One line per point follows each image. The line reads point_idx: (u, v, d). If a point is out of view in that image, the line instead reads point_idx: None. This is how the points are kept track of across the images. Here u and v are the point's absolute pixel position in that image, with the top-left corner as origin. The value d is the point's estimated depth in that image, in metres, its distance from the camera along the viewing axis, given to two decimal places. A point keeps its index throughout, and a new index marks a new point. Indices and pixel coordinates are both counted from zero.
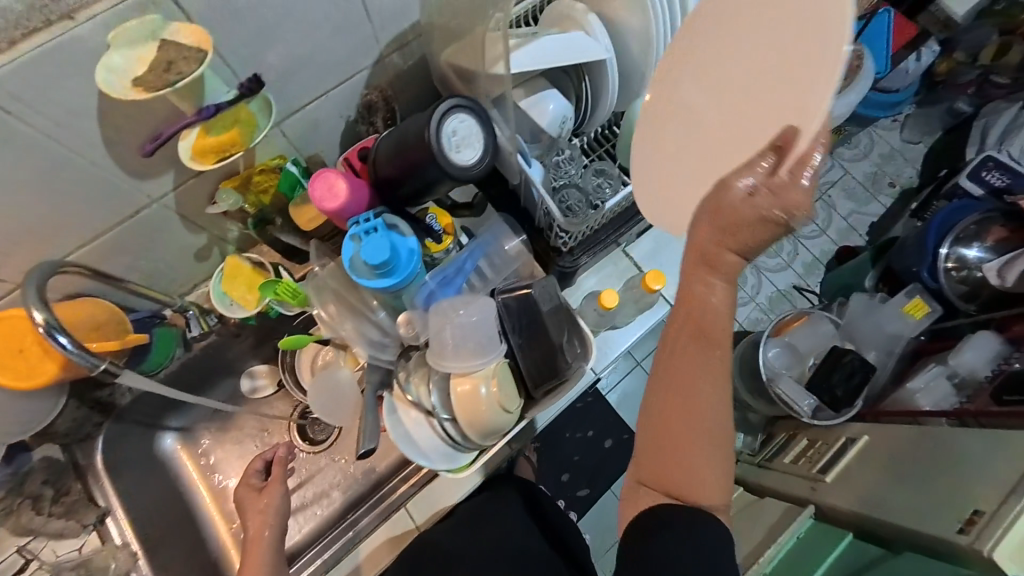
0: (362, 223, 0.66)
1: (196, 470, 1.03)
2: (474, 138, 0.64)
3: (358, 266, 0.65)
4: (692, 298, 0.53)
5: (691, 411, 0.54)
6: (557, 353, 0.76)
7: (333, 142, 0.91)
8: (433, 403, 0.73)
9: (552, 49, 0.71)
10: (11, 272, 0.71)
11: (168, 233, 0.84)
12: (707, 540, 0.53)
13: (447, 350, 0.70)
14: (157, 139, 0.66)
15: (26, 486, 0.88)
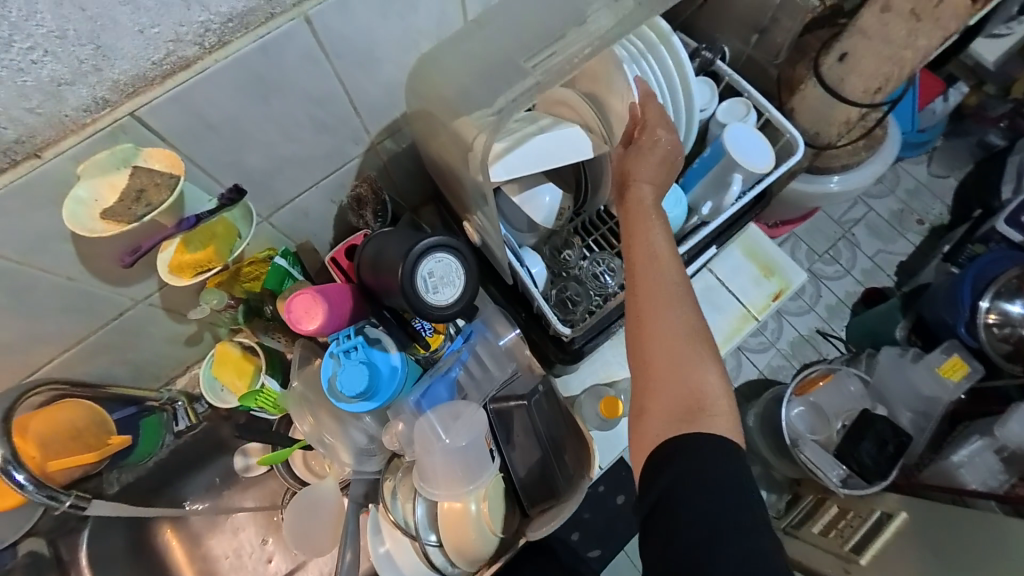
0: (342, 343, 0.65)
1: (184, 557, 0.97)
2: (454, 273, 0.60)
3: (336, 389, 0.65)
4: (644, 237, 0.62)
5: (667, 330, 0.57)
6: (555, 471, 0.71)
7: (326, 225, 0.88)
8: (418, 526, 0.68)
9: (544, 148, 0.67)
10: None
11: (155, 327, 0.81)
12: (718, 448, 0.50)
13: (432, 477, 0.65)
14: (136, 252, 0.64)
15: None
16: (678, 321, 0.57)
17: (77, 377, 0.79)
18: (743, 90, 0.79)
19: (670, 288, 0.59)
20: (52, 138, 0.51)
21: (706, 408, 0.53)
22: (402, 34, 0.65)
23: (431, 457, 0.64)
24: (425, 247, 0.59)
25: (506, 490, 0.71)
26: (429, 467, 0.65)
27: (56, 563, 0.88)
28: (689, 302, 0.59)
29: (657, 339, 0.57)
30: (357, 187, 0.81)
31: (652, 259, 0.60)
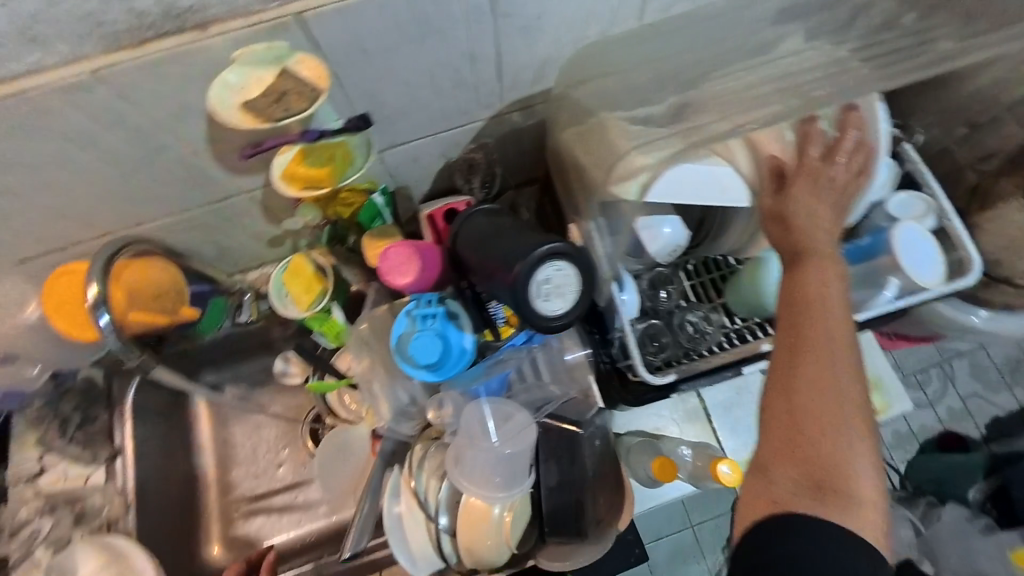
0: (423, 307, 0.62)
1: (208, 429, 1.03)
2: (570, 286, 0.55)
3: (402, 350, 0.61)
4: (812, 286, 0.57)
5: (820, 396, 0.52)
6: (585, 507, 0.64)
7: (426, 179, 0.86)
8: (434, 508, 0.63)
9: (704, 179, 0.62)
10: (100, 220, 0.73)
11: (245, 220, 0.83)
12: (845, 543, 0.47)
13: (463, 464, 0.61)
14: (258, 148, 0.66)
15: (59, 404, 0.89)
16: (833, 386, 0.52)
17: (171, 241, 0.83)
18: (927, 188, 0.71)
19: (830, 349, 0.53)
20: (219, 15, 0.50)
21: (843, 491, 0.49)
22: (578, 14, 0.61)
23: (473, 450, 0.61)
24: (553, 250, 0.53)
25: (532, 503, 0.65)
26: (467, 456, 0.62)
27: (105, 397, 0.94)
28: (848, 368, 0.53)
29: (808, 408, 0.52)
30: (475, 152, 0.80)
31: (817, 310, 0.55)
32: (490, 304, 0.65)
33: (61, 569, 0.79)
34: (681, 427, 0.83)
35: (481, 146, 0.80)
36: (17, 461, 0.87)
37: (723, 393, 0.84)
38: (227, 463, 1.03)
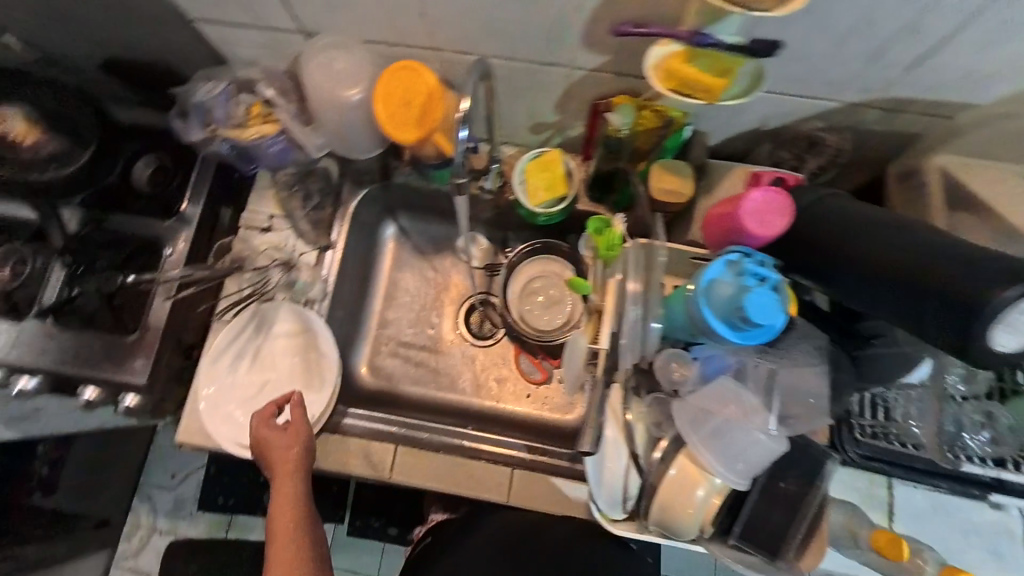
0: (758, 265, 0.54)
1: (389, 262, 1.11)
2: None
3: (710, 293, 0.56)
4: None
5: None
6: (788, 531, 0.60)
7: (724, 132, 0.82)
8: (639, 453, 0.64)
9: None
10: (439, 33, 0.72)
11: (543, 95, 0.82)
12: None
13: (697, 421, 0.60)
14: (638, 25, 0.61)
15: (305, 182, 0.97)
16: None
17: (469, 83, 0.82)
18: None
19: None
20: None
21: None
22: None
23: (711, 419, 0.60)
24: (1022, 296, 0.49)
25: (733, 499, 0.62)
26: (702, 418, 0.61)
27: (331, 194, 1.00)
28: None
29: None
30: (830, 135, 0.76)
31: None
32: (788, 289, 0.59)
33: (264, 316, 0.90)
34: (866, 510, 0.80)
35: (815, 129, 0.77)
36: (256, 211, 0.97)
37: (917, 502, 0.80)
38: (392, 298, 1.10)
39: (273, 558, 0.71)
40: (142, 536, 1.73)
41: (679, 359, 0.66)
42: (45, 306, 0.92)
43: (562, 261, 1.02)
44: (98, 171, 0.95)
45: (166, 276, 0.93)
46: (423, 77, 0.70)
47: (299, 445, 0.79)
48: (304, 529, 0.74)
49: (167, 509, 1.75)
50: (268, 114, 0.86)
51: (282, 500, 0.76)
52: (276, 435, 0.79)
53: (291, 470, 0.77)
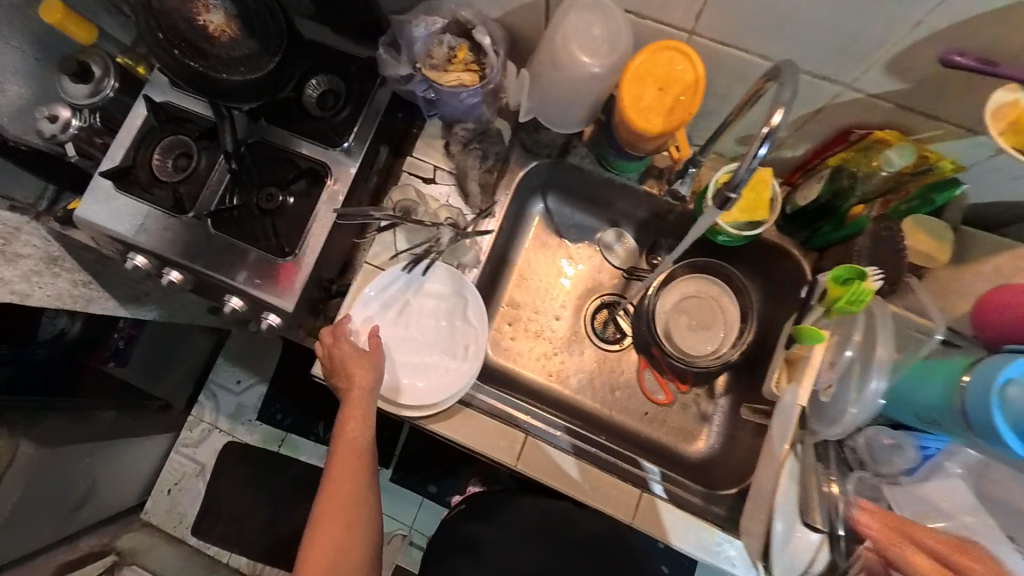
0: None
1: (532, 238, 1.07)
2: None
3: (1005, 397, 0.50)
4: None
5: None
6: None
7: (987, 195, 0.71)
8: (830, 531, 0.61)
9: None
10: (715, 19, 0.63)
11: (785, 108, 0.74)
12: None
13: (908, 505, 0.60)
14: (982, 64, 0.55)
15: (481, 142, 0.91)
16: None
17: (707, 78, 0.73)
18: None
19: None
20: None
21: None
22: None
23: (926, 509, 0.60)
24: None
25: None
26: (916, 505, 0.60)
27: (502, 160, 0.94)
28: None
29: None
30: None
31: None
32: None
33: (418, 278, 0.88)
34: None
35: None
36: (425, 161, 0.93)
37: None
38: (527, 277, 1.06)
39: (335, 452, 0.78)
40: (203, 429, 1.76)
41: (895, 441, 0.64)
42: (205, 210, 0.93)
43: (722, 284, 0.96)
44: (277, 84, 0.92)
45: (327, 206, 0.92)
46: (691, 65, 0.62)
47: (373, 368, 0.80)
48: (362, 437, 0.79)
49: (229, 410, 1.77)
50: (471, 63, 0.83)
51: (352, 413, 0.78)
52: (360, 357, 0.81)
53: (361, 386, 0.79)
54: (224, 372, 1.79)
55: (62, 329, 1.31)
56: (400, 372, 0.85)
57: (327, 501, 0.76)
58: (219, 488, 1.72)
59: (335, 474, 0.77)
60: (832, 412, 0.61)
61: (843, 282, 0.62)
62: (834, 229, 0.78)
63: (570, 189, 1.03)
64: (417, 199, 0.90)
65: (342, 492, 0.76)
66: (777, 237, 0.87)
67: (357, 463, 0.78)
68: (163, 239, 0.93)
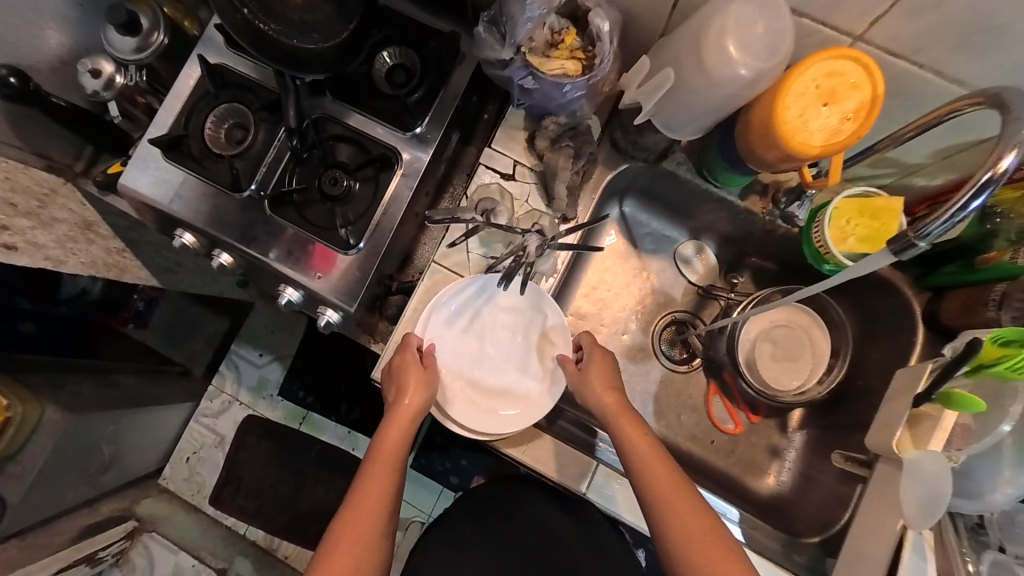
0: None
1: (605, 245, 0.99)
2: None
3: None
4: None
5: None
6: None
7: None
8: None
9: None
10: (896, 29, 0.55)
11: (939, 134, 0.66)
12: None
13: None
14: None
15: (572, 139, 0.83)
16: None
17: None
18: None
19: None
20: None
21: None
22: None
23: None
24: None
25: None
26: None
27: (592, 161, 0.85)
28: None
29: None
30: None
31: None
32: None
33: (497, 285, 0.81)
34: None
35: None
36: (507, 155, 0.85)
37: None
38: (597, 286, 0.98)
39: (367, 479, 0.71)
40: (223, 402, 1.59)
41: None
42: (263, 190, 0.86)
43: (813, 314, 0.89)
44: (352, 55, 0.82)
45: (398, 198, 0.84)
46: (869, 81, 0.54)
47: (429, 380, 0.74)
48: (398, 449, 0.73)
49: (250, 384, 1.60)
50: (577, 51, 0.73)
51: (393, 420, 0.73)
52: (421, 364, 0.75)
53: (411, 394, 0.73)
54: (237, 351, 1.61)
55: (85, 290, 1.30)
56: (477, 390, 0.79)
57: (350, 509, 0.69)
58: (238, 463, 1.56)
59: (361, 500, 0.70)
60: (969, 486, 0.60)
61: (1004, 345, 0.56)
62: (961, 271, 0.73)
63: (654, 196, 0.95)
64: (497, 196, 0.82)
65: (366, 502, 0.69)
66: (889, 270, 0.80)
67: (388, 477, 0.71)
68: (213, 216, 0.85)
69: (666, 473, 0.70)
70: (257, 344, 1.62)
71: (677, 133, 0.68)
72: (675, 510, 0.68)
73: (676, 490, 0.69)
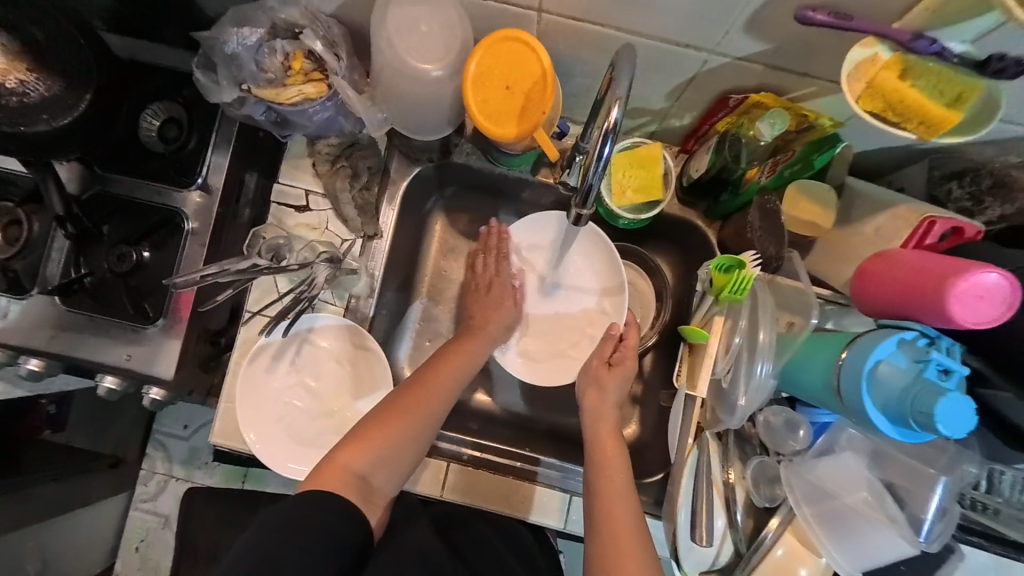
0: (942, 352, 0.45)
1: (436, 245, 0.95)
2: None
3: (882, 375, 0.46)
4: None
5: None
6: None
7: (869, 146, 0.68)
8: (738, 521, 0.60)
9: None
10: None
11: (659, 80, 0.67)
12: None
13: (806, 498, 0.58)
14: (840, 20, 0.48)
15: (352, 156, 0.81)
16: None
17: (567, 58, 0.66)
18: None
19: None
20: None
21: None
22: None
23: (826, 499, 0.57)
24: None
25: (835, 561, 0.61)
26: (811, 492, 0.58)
27: (384, 172, 0.85)
28: None
29: None
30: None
31: None
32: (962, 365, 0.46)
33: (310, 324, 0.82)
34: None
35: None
36: (294, 187, 0.83)
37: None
38: (443, 285, 0.94)
39: (362, 435, 0.66)
40: (159, 483, 1.21)
41: (789, 421, 0.60)
42: (49, 283, 0.81)
43: (636, 267, 0.90)
44: (102, 125, 0.77)
45: (193, 256, 0.82)
46: (537, 56, 0.56)
47: (465, 364, 0.76)
48: (433, 405, 0.71)
49: (182, 456, 1.22)
50: (311, 72, 0.72)
51: (427, 381, 0.72)
52: (506, 292, 0.85)
53: (448, 369, 0.75)
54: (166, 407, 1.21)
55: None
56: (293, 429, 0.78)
57: (345, 448, 0.65)
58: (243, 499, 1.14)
59: (344, 455, 0.64)
60: (723, 401, 0.60)
61: (726, 271, 0.60)
62: (732, 198, 0.74)
63: (469, 188, 0.92)
64: (288, 231, 0.81)
65: (374, 440, 0.65)
66: (679, 210, 0.83)
67: (411, 425, 0.68)
68: (20, 320, 0.81)
69: (625, 508, 0.64)
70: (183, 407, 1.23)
71: (446, 132, 0.72)
72: (617, 540, 0.62)
73: (625, 512, 0.64)
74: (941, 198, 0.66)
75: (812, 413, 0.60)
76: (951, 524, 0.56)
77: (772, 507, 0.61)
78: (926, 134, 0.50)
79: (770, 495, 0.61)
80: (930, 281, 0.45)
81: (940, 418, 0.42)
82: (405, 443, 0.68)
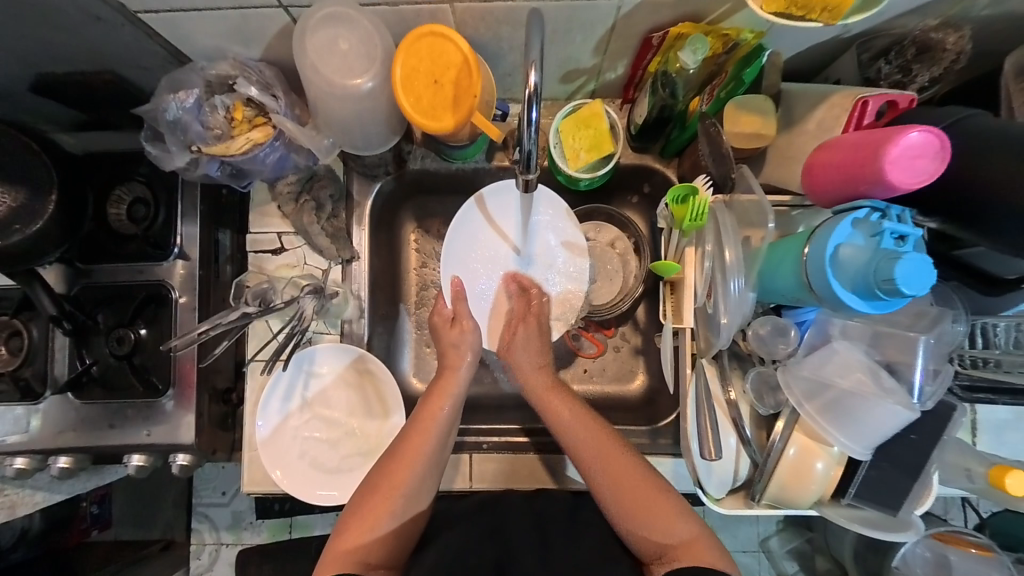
0: (896, 223, 0.50)
1: (413, 254, 0.96)
2: None
3: (842, 260, 0.51)
4: None
5: None
6: (908, 485, 0.61)
7: (797, 48, 0.70)
8: (749, 435, 0.65)
9: None
10: None
11: (580, 39, 0.68)
12: None
13: (817, 407, 0.60)
14: None
15: (313, 189, 0.83)
16: None
17: (489, 39, 0.68)
18: None
19: None
20: None
21: None
22: None
23: (829, 391, 0.59)
24: None
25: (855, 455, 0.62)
26: (820, 398, 0.60)
27: (347, 196, 0.87)
28: None
29: None
30: (945, 34, 0.64)
31: None
32: (914, 233, 0.51)
33: (309, 359, 0.84)
34: (982, 443, 0.72)
35: (941, 28, 0.64)
36: (265, 233, 0.86)
37: (999, 414, 0.72)
38: (429, 289, 0.96)
39: (354, 509, 0.65)
40: (211, 552, 1.11)
41: (775, 326, 0.65)
42: (60, 381, 0.83)
43: (608, 225, 0.91)
44: (71, 221, 0.77)
45: (184, 324, 0.83)
46: (454, 43, 0.63)
47: (433, 433, 0.70)
48: (406, 495, 0.66)
49: (227, 522, 1.11)
50: (255, 118, 0.74)
51: (413, 443, 0.69)
52: (468, 323, 0.81)
53: (413, 453, 0.68)
54: (198, 474, 1.11)
55: (20, 531, 0.88)
56: (320, 467, 0.81)
57: (342, 535, 0.63)
58: (322, 518, 1.09)
59: (341, 535, 0.64)
60: (710, 329, 0.63)
61: (682, 201, 0.67)
62: (680, 133, 0.76)
63: (432, 191, 0.94)
64: (270, 275, 0.84)
65: (372, 518, 0.64)
66: (636, 158, 0.85)
67: (405, 490, 0.66)
68: (45, 426, 0.83)
69: (593, 430, 0.69)
70: (219, 473, 1.12)
71: (392, 142, 0.78)
72: (605, 461, 0.66)
73: (593, 432, 0.69)
74: (873, 78, 0.67)
75: (796, 315, 0.66)
76: (945, 382, 0.60)
77: (777, 412, 0.65)
78: (830, 19, 0.53)
79: (774, 403, 0.65)
80: (866, 157, 0.51)
81: (901, 279, 0.46)
82: (389, 543, 0.65)
